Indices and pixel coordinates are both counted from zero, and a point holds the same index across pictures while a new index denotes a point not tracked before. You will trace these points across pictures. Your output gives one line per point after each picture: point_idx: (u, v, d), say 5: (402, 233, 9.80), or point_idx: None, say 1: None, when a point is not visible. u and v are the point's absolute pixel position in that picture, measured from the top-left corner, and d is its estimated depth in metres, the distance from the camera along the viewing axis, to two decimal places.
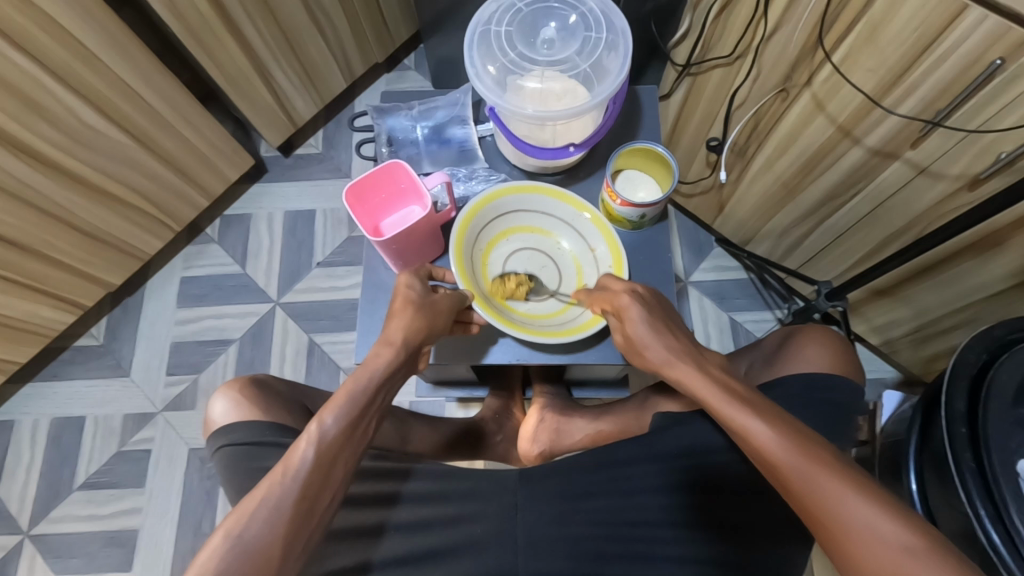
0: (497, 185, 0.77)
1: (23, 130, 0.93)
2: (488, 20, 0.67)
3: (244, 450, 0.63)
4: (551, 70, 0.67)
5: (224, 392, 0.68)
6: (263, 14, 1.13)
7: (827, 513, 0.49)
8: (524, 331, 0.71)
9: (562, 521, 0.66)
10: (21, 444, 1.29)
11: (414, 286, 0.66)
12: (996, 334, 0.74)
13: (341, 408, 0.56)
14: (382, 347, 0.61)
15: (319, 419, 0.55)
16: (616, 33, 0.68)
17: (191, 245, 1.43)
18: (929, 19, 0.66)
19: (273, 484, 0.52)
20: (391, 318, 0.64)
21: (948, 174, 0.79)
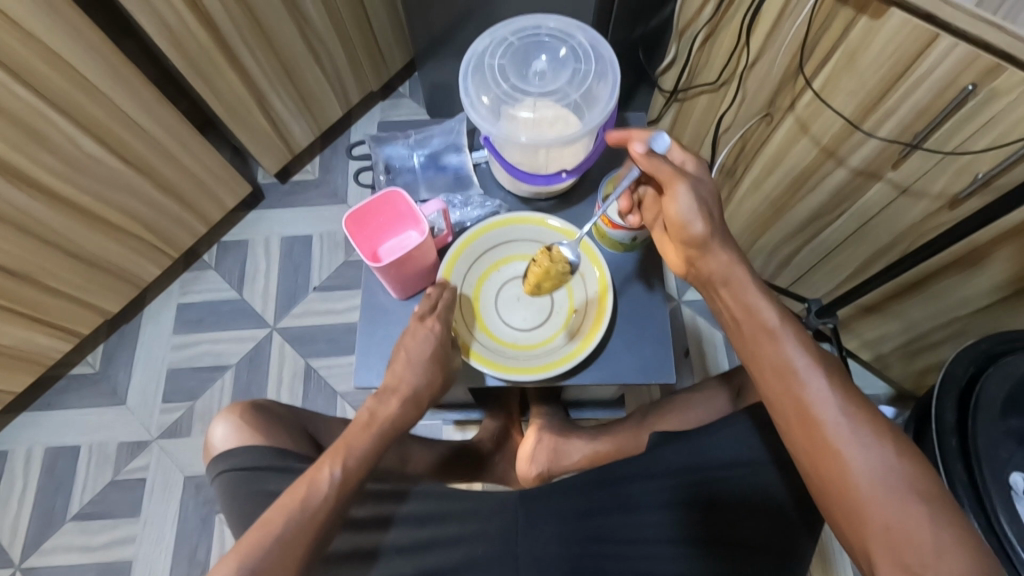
0: (487, 220, 0.76)
1: (23, 159, 0.95)
2: (482, 55, 0.70)
3: (246, 475, 0.63)
4: (542, 100, 0.69)
5: (224, 416, 0.68)
6: (260, 44, 1.16)
7: (810, 413, 0.53)
8: (503, 371, 0.70)
9: (567, 540, 0.67)
10: (14, 474, 1.28)
11: (440, 337, 0.67)
12: (981, 347, 0.75)
13: (355, 457, 0.58)
14: (392, 400, 0.64)
15: (340, 464, 0.56)
16: (604, 64, 0.70)
17: (189, 271, 1.44)
18: (903, 45, 0.69)
19: (287, 518, 0.52)
20: (415, 365, 0.65)
21: (929, 193, 0.82)
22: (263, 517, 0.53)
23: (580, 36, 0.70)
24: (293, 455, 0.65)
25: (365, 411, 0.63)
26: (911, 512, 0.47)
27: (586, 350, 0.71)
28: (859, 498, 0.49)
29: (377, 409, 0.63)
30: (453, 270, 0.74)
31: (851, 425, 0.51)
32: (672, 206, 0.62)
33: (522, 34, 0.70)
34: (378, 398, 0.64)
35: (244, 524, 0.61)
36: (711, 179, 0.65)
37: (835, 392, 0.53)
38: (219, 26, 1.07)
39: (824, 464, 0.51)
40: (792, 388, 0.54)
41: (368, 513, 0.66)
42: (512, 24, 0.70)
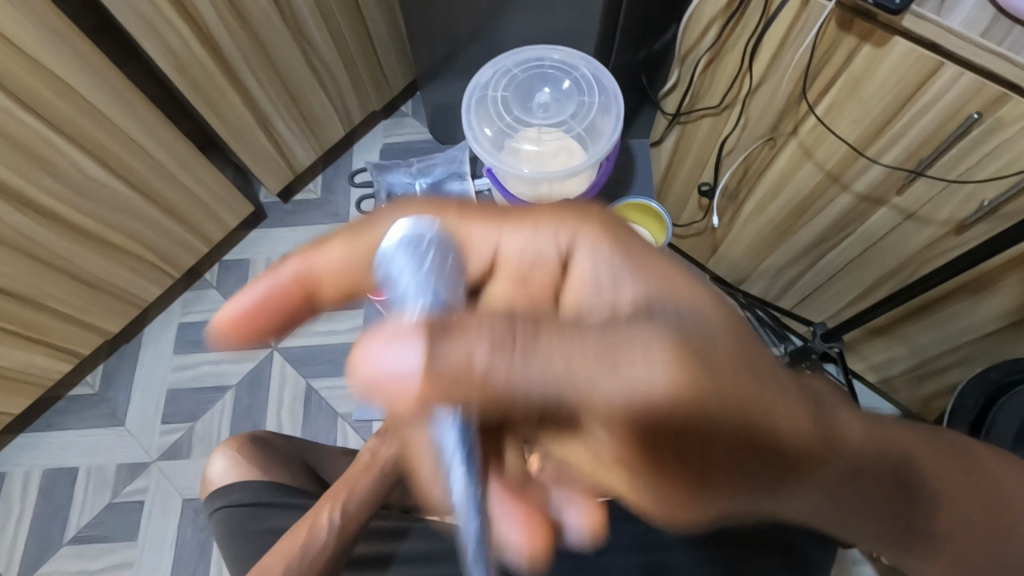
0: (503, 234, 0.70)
1: (27, 184, 0.95)
2: (486, 85, 0.70)
3: (243, 511, 0.62)
4: (547, 131, 0.69)
5: (223, 450, 0.67)
6: (264, 66, 1.17)
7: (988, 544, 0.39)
8: None
9: None
10: (12, 496, 1.27)
11: None
12: (990, 376, 0.74)
13: (356, 500, 0.55)
14: None
15: (340, 508, 0.54)
16: (608, 96, 0.69)
17: (190, 291, 1.43)
18: (908, 73, 0.69)
19: (286, 564, 0.52)
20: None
21: (935, 219, 0.81)
22: (261, 564, 0.52)
23: (584, 65, 0.70)
24: (292, 491, 0.64)
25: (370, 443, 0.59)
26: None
27: None
28: None
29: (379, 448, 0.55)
30: None
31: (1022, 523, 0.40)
32: (634, 430, 0.31)
33: (525, 65, 0.70)
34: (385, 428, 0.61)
35: (242, 563, 0.60)
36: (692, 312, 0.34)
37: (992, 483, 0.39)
38: (222, 48, 1.08)
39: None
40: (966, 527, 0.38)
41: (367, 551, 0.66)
42: (517, 55, 0.70)
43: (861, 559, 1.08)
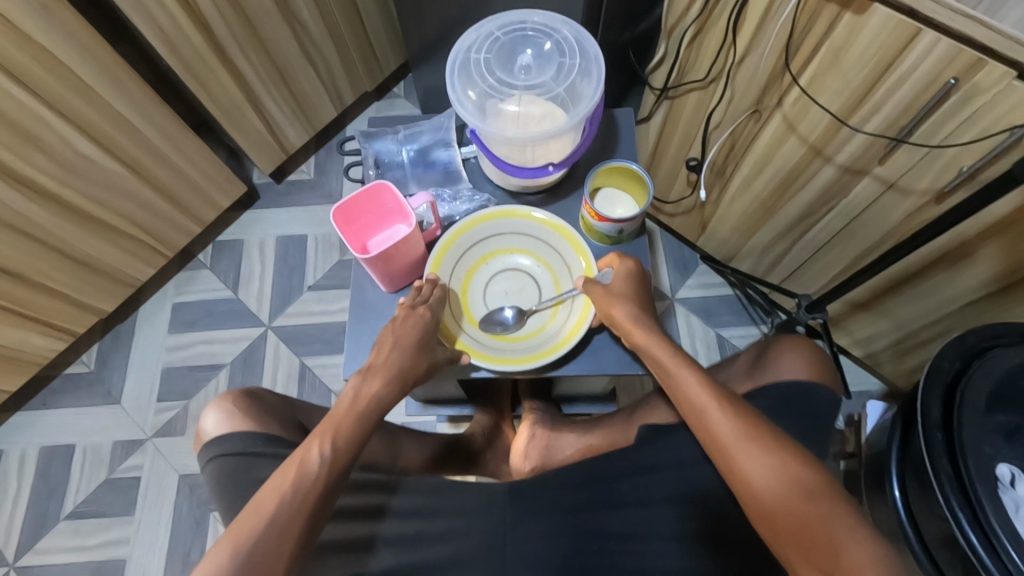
0: (473, 215, 0.71)
1: (18, 160, 0.96)
2: (460, 52, 0.64)
3: (236, 462, 0.64)
4: (528, 94, 0.64)
5: (218, 403, 0.68)
6: (255, 46, 1.17)
7: (734, 467, 0.54)
8: (494, 363, 0.66)
9: (553, 534, 0.67)
10: (9, 474, 1.28)
11: (429, 324, 0.65)
12: (969, 342, 0.75)
13: (344, 436, 0.56)
14: (374, 375, 0.61)
15: (328, 442, 0.55)
16: (589, 59, 0.64)
17: (184, 271, 1.44)
18: (888, 40, 0.69)
19: (279, 501, 0.51)
20: (403, 347, 0.62)
21: (916, 189, 0.83)
22: (252, 502, 0.51)
23: (568, 30, 0.65)
24: (281, 444, 0.66)
25: (349, 390, 0.59)
26: (820, 523, 0.49)
27: (572, 343, 0.67)
28: (772, 511, 0.51)
29: (361, 388, 0.59)
30: (441, 266, 0.69)
31: (751, 446, 0.54)
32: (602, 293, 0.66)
33: (507, 27, 0.65)
34: (361, 376, 0.60)
35: (235, 509, 0.62)
36: (637, 279, 0.67)
37: (759, 450, 0.54)
38: (212, 26, 1.08)
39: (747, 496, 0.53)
40: (715, 439, 0.56)
41: (357, 504, 0.68)
42: (497, 18, 0.65)
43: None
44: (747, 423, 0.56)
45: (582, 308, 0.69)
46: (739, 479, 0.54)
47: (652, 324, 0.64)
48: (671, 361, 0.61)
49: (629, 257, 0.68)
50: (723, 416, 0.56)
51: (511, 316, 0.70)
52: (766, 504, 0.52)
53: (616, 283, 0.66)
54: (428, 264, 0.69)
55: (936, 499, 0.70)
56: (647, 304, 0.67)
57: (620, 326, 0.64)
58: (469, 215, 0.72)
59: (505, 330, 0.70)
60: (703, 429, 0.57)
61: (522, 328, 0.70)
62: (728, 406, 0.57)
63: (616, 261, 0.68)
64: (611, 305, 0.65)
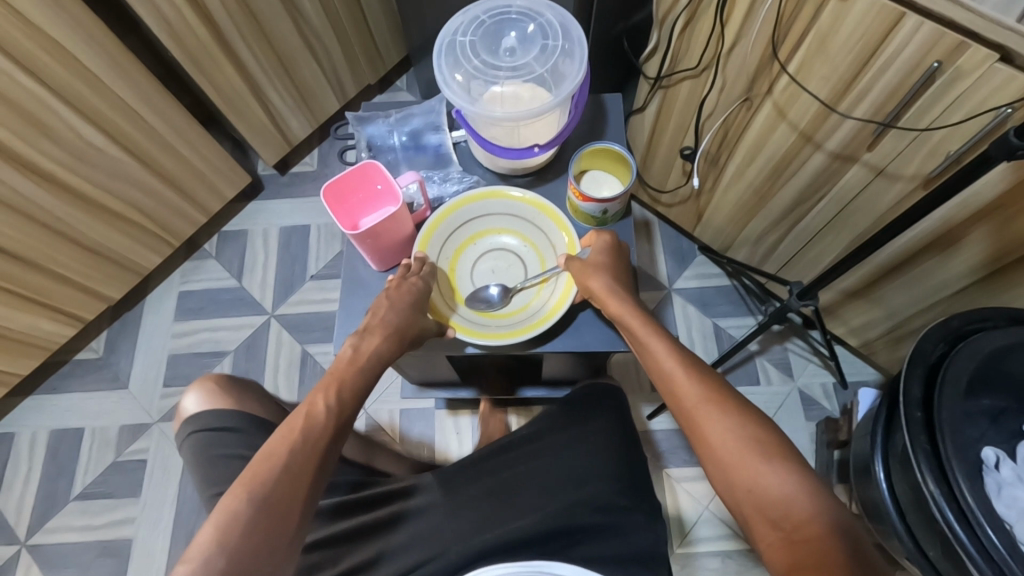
0: (461, 195, 0.73)
1: (28, 147, 0.99)
2: (444, 37, 0.66)
3: (213, 437, 0.69)
4: (513, 77, 0.66)
5: (200, 387, 0.75)
6: (258, 37, 1.19)
7: (697, 429, 0.55)
8: (477, 338, 0.68)
9: (474, 480, 0.73)
10: (20, 455, 1.31)
11: (422, 288, 0.67)
12: (953, 325, 0.75)
13: (348, 390, 0.59)
14: (372, 334, 0.63)
15: (331, 396, 0.57)
16: (572, 41, 0.66)
17: (189, 260, 1.47)
18: (872, 25, 0.70)
19: (291, 449, 0.53)
20: (400, 308, 0.64)
21: (905, 174, 0.83)
22: (263, 452, 0.53)
23: (551, 14, 0.66)
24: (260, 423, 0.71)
25: (348, 347, 0.62)
26: (775, 483, 0.50)
27: (553, 319, 0.68)
28: (730, 471, 0.52)
29: (360, 347, 0.62)
30: (428, 244, 0.71)
31: (714, 410, 0.55)
32: (580, 266, 0.67)
33: (492, 10, 0.67)
34: (359, 335, 0.63)
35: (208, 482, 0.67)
36: (615, 252, 0.68)
37: (722, 415, 0.55)
38: (216, 17, 1.10)
39: (708, 457, 0.54)
40: (682, 403, 0.57)
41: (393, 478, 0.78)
42: (483, 2, 0.66)
43: (695, 478, 1.20)
44: (712, 388, 0.57)
45: (565, 285, 0.70)
46: (701, 440, 0.55)
47: (627, 295, 0.65)
48: (642, 329, 0.62)
49: (608, 230, 0.69)
50: (691, 381, 0.57)
51: (496, 293, 0.71)
52: (724, 465, 0.53)
53: (594, 255, 0.67)
54: (416, 242, 0.71)
55: (916, 476, 0.71)
56: (624, 277, 0.68)
57: (597, 296, 0.65)
58: (457, 195, 0.74)
59: (491, 307, 0.71)
60: (669, 393, 0.58)
61: (506, 305, 0.71)
62: (695, 372, 0.58)
63: (596, 235, 0.69)
64: (588, 277, 0.66)
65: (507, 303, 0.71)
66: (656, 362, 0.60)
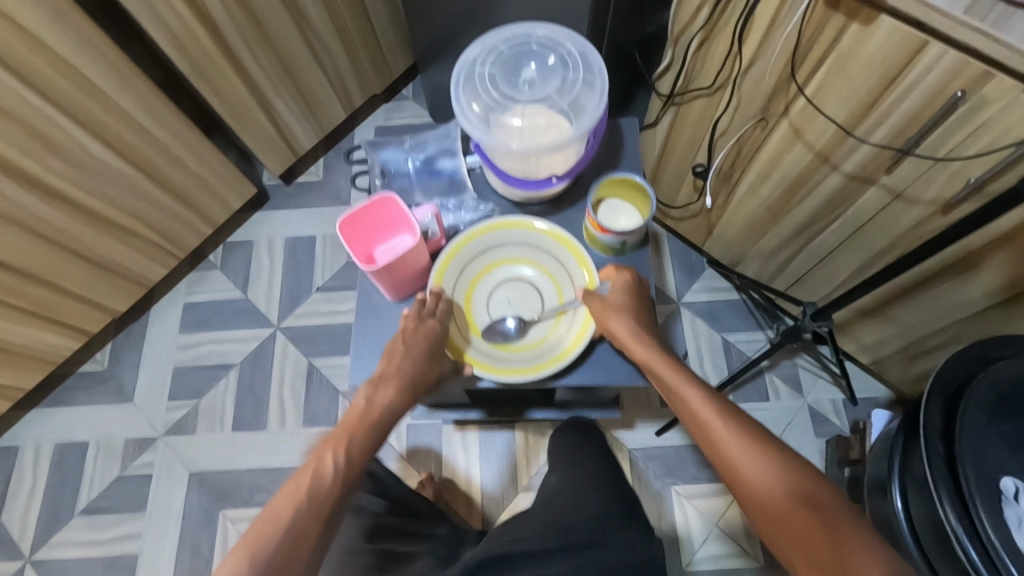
0: (476, 225, 0.72)
1: (33, 163, 0.98)
2: (463, 67, 0.65)
3: None
4: (532, 107, 0.65)
5: None
6: (263, 47, 1.18)
7: (735, 475, 0.55)
8: (495, 374, 0.67)
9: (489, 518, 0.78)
10: (24, 469, 1.31)
11: (439, 334, 0.67)
12: (970, 352, 0.75)
13: (357, 445, 0.58)
14: (385, 384, 0.63)
15: (343, 449, 0.57)
16: (593, 72, 0.65)
17: (194, 272, 1.46)
18: (894, 50, 0.69)
19: (296, 509, 0.53)
20: (415, 356, 0.64)
21: (923, 198, 0.82)
22: (269, 509, 0.53)
23: (571, 43, 0.66)
24: None
25: (361, 398, 0.62)
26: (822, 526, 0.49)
27: (570, 356, 0.67)
28: (774, 518, 0.52)
29: (373, 397, 0.62)
30: (444, 277, 0.70)
31: (749, 454, 0.55)
32: (600, 307, 0.67)
33: (512, 41, 0.66)
34: (374, 385, 0.62)
35: None
36: (635, 290, 0.68)
37: (757, 459, 0.54)
38: (221, 28, 1.08)
39: (750, 503, 0.54)
40: (716, 448, 0.57)
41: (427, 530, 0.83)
42: (503, 32, 0.65)
43: (705, 494, 1.19)
44: (744, 430, 0.56)
45: (582, 319, 0.69)
46: (741, 487, 0.54)
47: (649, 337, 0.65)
48: (672, 374, 0.62)
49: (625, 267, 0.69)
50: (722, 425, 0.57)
51: (513, 326, 0.70)
52: (768, 512, 0.52)
53: (613, 295, 0.67)
54: (432, 274, 0.70)
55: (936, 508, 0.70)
56: (645, 315, 0.68)
57: (620, 339, 0.65)
58: (472, 225, 0.73)
59: (508, 340, 0.70)
60: (705, 440, 0.58)
61: (523, 338, 0.70)
62: (726, 415, 0.58)
63: (613, 272, 0.69)
64: (609, 318, 0.66)
65: (524, 336, 0.70)
66: (686, 406, 0.60)
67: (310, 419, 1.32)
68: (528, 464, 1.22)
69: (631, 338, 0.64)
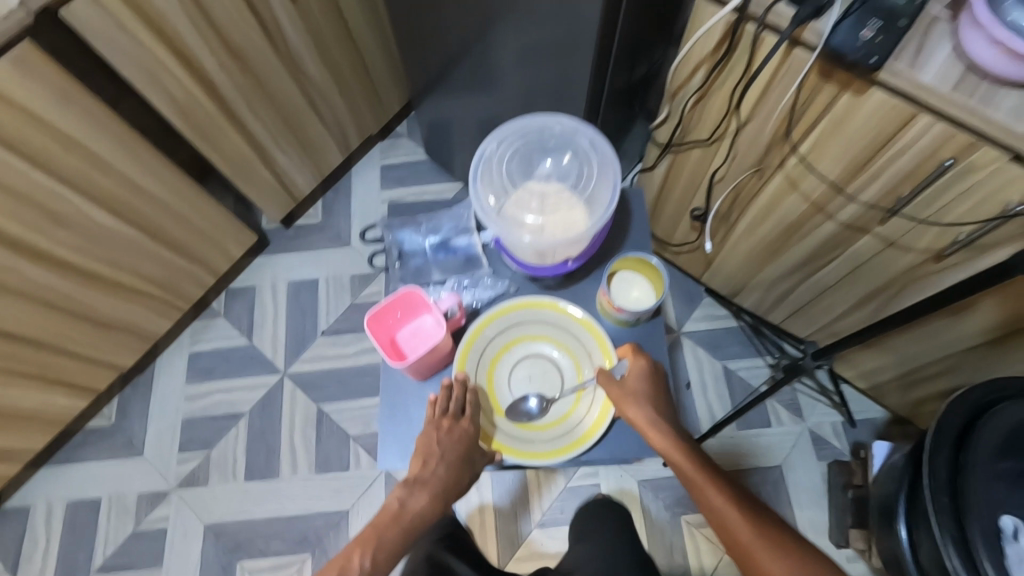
0: (498, 306, 0.76)
1: (42, 238, 0.98)
2: (489, 159, 0.76)
3: None
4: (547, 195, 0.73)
5: None
6: (262, 103, 1.18)
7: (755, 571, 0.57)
8: (519, 455, 0.70)
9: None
10: (37, 529, 1.31)
11: (474, 438, 0.69)
12: (975, 399, 0.77)
13: (383, 550, 0.63)
14: (417, 489, 0.67)
15: (369, 555, 0.62)
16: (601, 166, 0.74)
17: (198, 320, 1.47)
18: (886, 119, 0.72)
19: None
20: (448, 463, 0.68)
21: (916, 247, 0.86)
22: None
23: (583, 136, 0.76)
24: None
25: (395, 499, 0.67)
26: None
27: (593, 438, 0.71)
28: None
29: (405, 501, 0.66)
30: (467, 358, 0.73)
31: (769, 553, 0.57)
32: (619, 392, 0.69)
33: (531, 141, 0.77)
34: (408, 489, 0.67)
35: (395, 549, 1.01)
36: (651, 373, 0.70)
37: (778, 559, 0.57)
38: (222, 91, 1.09)
39: None
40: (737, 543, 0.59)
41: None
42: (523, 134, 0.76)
43: None
44: (764, 528, 0.59)
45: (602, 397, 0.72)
46: None
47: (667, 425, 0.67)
48: (690, 465, 0.64)
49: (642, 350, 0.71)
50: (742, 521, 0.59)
51: (535, 405, 0.73)
52: None
53: (630, 380, 0.69)
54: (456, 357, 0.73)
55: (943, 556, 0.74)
56: (662, 398, 0.70)
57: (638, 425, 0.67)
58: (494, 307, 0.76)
59: (530, 420, 0.73)
60: (727, 536, 0.60)
61: (546, 416, 0.73)
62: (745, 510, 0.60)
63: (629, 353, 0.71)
64: (626, 405, 0.68)
65: (546, 417, 0.73)
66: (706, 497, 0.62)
67: (322, 464, 1.34)
68: (540, 498, 1.24)
69: (650, 424, 0.67)
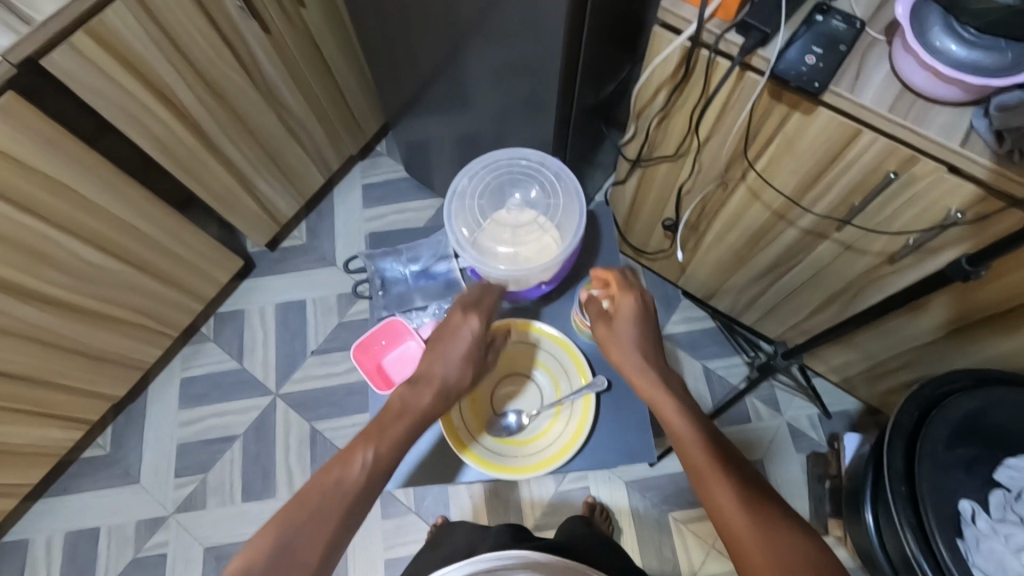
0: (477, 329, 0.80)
1: (33, 279, 1.01)
2: (464, 192, 0.83)
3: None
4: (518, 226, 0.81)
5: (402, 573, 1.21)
6: (242, 134, 1.21)
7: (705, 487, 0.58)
8: (501, 472, 0.74)
9: None
10: (37, 562, 1.32)
11: (478, 340, 0.72)
12: (926, 393, 0.83)
13: (386, 444, 0.63)
14: (423, 386, 0.68)
15: (372, 448, 0.62)
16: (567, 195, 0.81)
17: (188, 346, 1.49)
18: (834, 135, 0.77)
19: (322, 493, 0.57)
20: (453, 360, 0.70)
21: (871, 251, 0.91)
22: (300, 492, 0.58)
23: (550, 169, 0.83)
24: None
25: (399, 397, 0.67)
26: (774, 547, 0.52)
27: (571, 451, 0.75)
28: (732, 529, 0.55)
29: (409, 398, 0.67)
30: None
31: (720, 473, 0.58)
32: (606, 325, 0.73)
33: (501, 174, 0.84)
34: (411, 387, 0.68)
35: None
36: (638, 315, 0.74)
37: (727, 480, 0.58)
38: (203, 125, 1.12)
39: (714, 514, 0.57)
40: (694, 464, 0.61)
41: None
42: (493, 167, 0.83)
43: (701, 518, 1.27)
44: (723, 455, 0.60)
45: (579, 412, 0.77)
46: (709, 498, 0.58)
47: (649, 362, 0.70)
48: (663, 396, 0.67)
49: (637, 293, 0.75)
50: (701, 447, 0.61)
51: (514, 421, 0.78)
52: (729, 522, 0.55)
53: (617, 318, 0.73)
54: None
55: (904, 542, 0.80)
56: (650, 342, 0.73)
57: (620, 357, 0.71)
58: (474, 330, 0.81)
59: (510, 435, 0.78)
60: (685, 455, 0.62)
61: (524, 432, 0.78)
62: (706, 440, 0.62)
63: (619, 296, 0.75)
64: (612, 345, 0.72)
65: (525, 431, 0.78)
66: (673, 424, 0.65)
67: None
68: (533, 506, 1.28)
69: (630, 359, 0.70)
